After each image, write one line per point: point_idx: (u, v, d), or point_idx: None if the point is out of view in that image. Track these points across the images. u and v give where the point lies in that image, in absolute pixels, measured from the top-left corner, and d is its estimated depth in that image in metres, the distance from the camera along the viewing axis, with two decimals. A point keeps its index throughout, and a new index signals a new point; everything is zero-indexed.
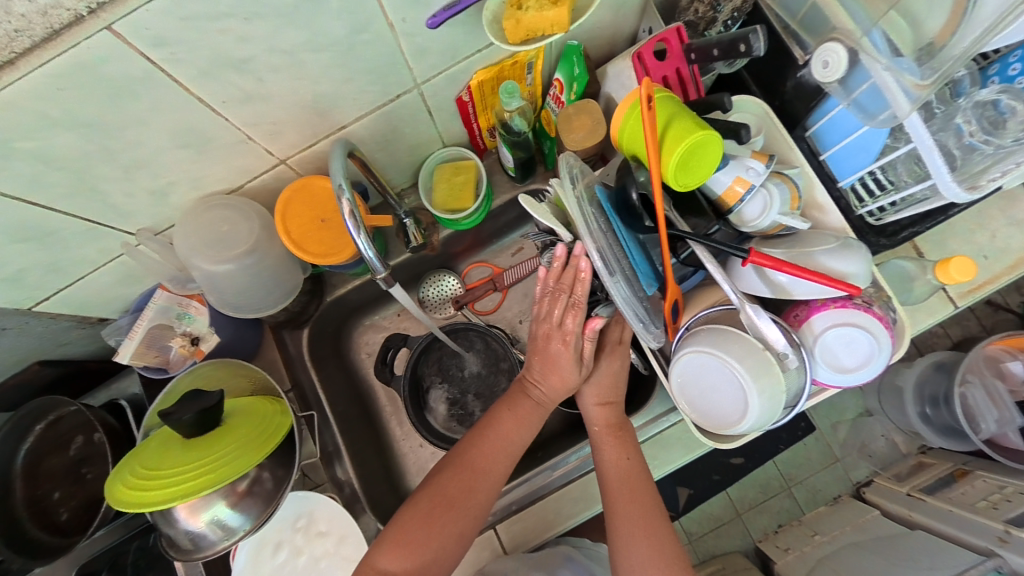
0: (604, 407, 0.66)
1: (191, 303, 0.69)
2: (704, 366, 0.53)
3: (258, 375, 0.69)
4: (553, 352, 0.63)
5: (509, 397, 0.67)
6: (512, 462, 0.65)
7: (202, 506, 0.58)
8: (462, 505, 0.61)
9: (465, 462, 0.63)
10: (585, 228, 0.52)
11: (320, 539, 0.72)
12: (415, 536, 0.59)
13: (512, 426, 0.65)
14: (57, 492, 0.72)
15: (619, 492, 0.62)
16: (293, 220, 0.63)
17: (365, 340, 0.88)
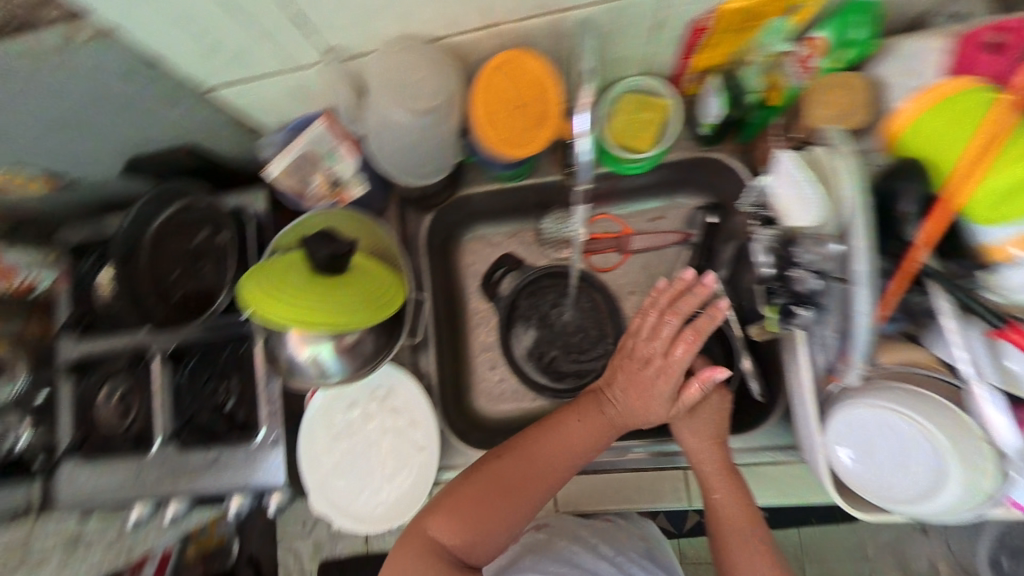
0: (710, 431, 0.64)
1: (342, 145, 0.68)
2: (891, 425, 0.53)
3: (383, 239, 0.69)
4: (639, 377, 0.64)
5: (581, 411, 0.65)
6: (569, 472, 0.64)
7: (311, 340, 0.60)
8: (507, 510, 0.61)
9: (526, 454, 0.63)
10: (863, 222, 0.46)
11: (393, 416, 0.74)
12: (468, 512, 0.60)
13: (580, 436, 0.64)
14: (174, 272, 0.80)
15: (723, 515, 0.61)
16: (488, 98, 0.58)
17: (472, 249, 0.85)
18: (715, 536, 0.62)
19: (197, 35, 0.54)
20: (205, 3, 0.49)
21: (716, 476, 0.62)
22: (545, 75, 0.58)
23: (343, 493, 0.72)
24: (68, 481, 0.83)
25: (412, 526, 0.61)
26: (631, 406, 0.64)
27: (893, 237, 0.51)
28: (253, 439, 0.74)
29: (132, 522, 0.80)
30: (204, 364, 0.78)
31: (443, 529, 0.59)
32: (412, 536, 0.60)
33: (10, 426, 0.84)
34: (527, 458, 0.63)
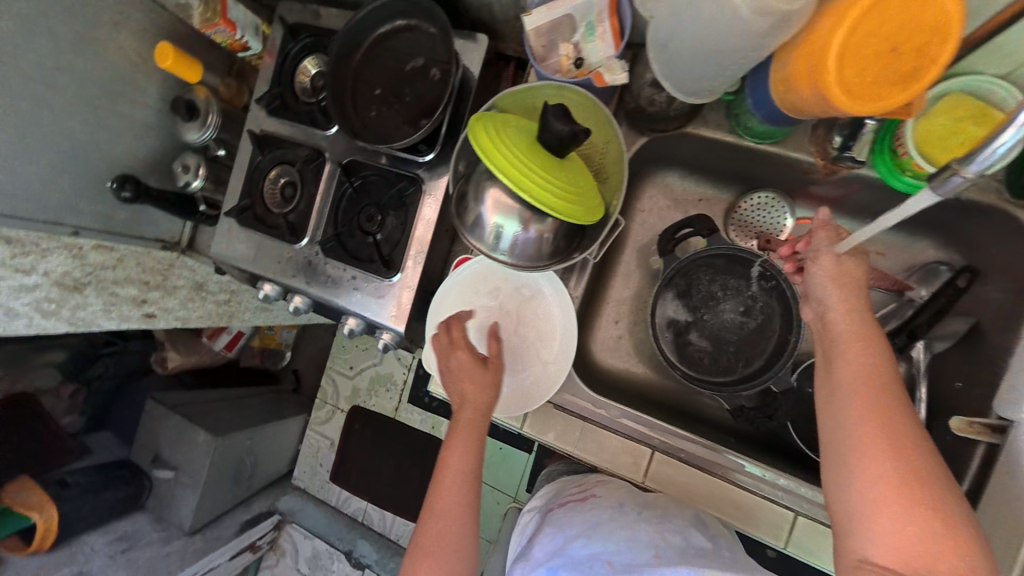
0: (849, 345, 0.50)
1: (605, 23, 0.60)
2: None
3: (610, 140, 0.64)
4: (478, 395, 0.69)
5: (453, 440, 0.69)
6: (473, 484, 0.68)
7: (504, 211, 0.58)
8: (446, 540, 0.64)
9: (434, 509, 0.66)
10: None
11: (535, 318, 0.74)
12: (431, 566, 0.62)
13: (455, 466, 0.68)
14: (376, 90, 0.79)
15: (887, 459, 0.44)
16: (865, 27, 0.41)
17: (650, 196, 0.82)
18: (853, 482, 0.45)
19: None
20: None
21: (864, 404, 0.47)
22: (959, 23, 0.39)
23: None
24: (221, 237, 0.90)
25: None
26: (472, 408, 0.69)
27: None
28: (387, 277, 0.77)
29: (260, 296, 0.88)
30: (366, 190, 0.82)
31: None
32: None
33: (190, 166, 0.95)
34: (438, 497, 0.67)
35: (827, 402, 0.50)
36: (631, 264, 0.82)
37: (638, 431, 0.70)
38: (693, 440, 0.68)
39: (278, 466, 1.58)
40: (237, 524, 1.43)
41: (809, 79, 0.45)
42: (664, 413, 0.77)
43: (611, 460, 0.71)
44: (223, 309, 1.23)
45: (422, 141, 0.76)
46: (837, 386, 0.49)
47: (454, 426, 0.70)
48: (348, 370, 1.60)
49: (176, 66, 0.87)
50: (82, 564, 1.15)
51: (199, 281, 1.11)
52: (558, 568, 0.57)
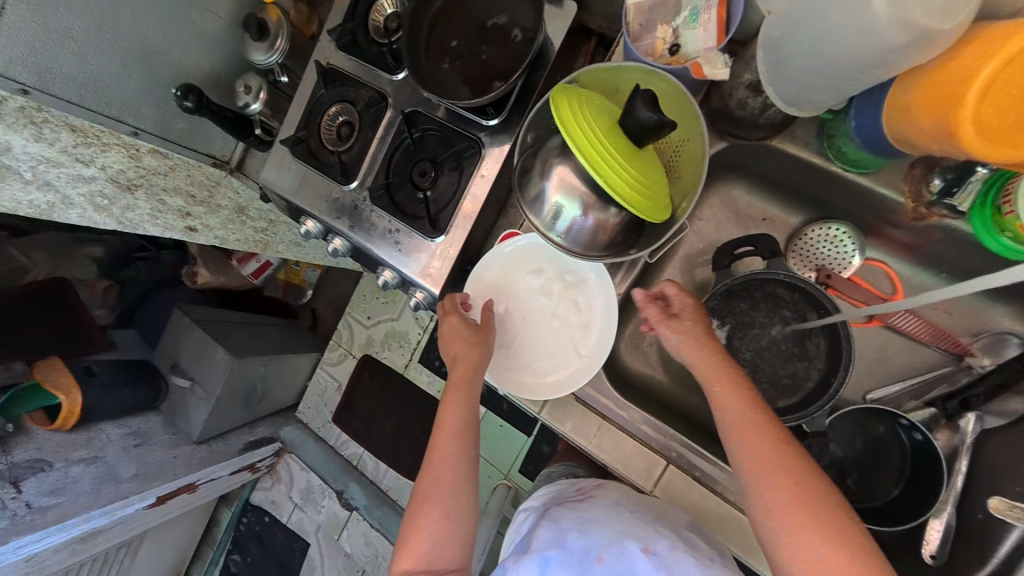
0: (732, 402, 0.56)
1: (711, 11, 0.56)
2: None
3: (691, 139, 0.60)
4: (472, 355, 0.72)
5: (449, 397, 0.72)
6: (467, 438, 0.71)
7: (568, 191, 0.56)
8: (446, 490, 0.67)
9: (433, 461, 0.69)
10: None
11: (575, 307, 0.73)
12: (433, 514, 0.66)
13: (449, 421, 0.71)
14: (453, 42, 0.76)
15: (780, 497, 0.51)
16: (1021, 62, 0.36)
17: (711, 205, 0.78)
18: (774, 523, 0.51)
19: None
20: None
21: (746, 448, 0.54)
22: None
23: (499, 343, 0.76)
24: (271, 165, 0.90)
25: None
26: (461, 363, 0.72)
27: None
28: (430, 236, 0.76)
29: (302, 232, 0.89)
30: (424, 144, 0.80)
31: (424, 535, 0.65)
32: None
33: (251, 87, 0.93)
34: (435, 451, 0.70)
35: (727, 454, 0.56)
36: (678, 271, 0.80)
37: (656, 438, 0.69)
38: (712, 461, 0.67)
39: (286, 397, 1.64)
40: (240, 443, 1.49)
41: (938, 107, 0.41)
42: (684, 427, 0.75)
43: (624, 464, 0.71)
44: (259, 237, 1.25)
45: (490, 104, 0.73)
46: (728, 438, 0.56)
47: (448, 385, 0.73)
48: (365, 319, 1.63)
49: None
50: (97, 450, 1.22)
51: (242, 205, 1.13)
52: (552, 559, 0.59)
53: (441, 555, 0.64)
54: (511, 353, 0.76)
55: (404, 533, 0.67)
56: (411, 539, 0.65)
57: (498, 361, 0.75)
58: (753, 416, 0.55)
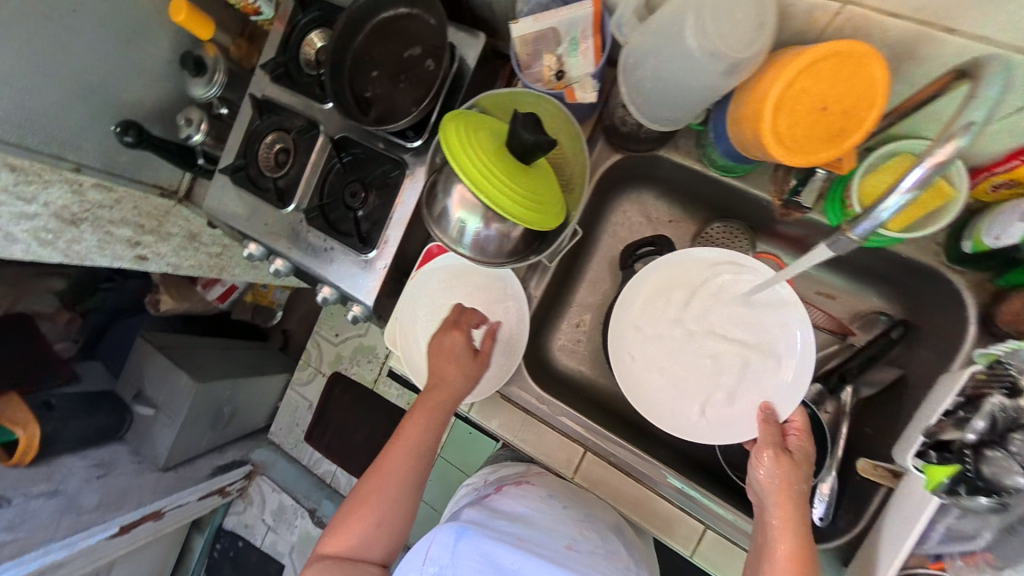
0: (784, 547, 0.57)
1: (588, 42, 0.63)
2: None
3: (578, 154, 0.68)
4: (450, 385, 0.71)
5: (417, 413, 0.72)
6: (423, 461, 0.72)
7: (467, 207, 0.61)
8: (387, 500, 0.69)
9: (381, 472, 0.71)
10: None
11: (700, 311, 0.73)
12: (364, 514, 0.69)
13: (409, 443, 0.71)
14: (374, 72, 0.82)
15: None
16: (798, 82, 0.45)
17: (624, 211, 0.85)
18: None
19: None
20: None
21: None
22: (885, 85, 0.42)
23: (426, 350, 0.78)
24: (213, 194, 0.95)
25: (313, 559, 0.68)
26: (438, 387, 0.71)
27: None
28: (362, 252, 0.81)
29: (245, 254, 0.93)
30: (355, 166, 0.85)
31: (353, 529, 0.68)
32: (317, 566, 0.67)
33: (193, 119, 0.98)
34: (388, 466, 0.71)
35: None
36: (599, 272, 0.86)
37: (576, 430, 0.73)
38: (624, 445, 0.72)
39: (256, 418, 1.65)
40: (208, 468, 1.50)
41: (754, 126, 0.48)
42: (608, 417, 0.81)
43: (549, 455, 0.74)
44: (214, 262, 1.28)
45: (411, 128, 0.80)
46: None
47: (419, 401, 0.73)
48: (333, 336, 1.65)
49: (188, 21, 0.91)
50: (57, 483, 1.22)
51: (193, 232, 1.16)
52: (470, 531, 0.62)
53: (366, 550, 0.68)
54: None
55: (336, 518, 0.71)
56: (343, 530, 0.69)
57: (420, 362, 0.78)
58: (795, 562, 0.55)
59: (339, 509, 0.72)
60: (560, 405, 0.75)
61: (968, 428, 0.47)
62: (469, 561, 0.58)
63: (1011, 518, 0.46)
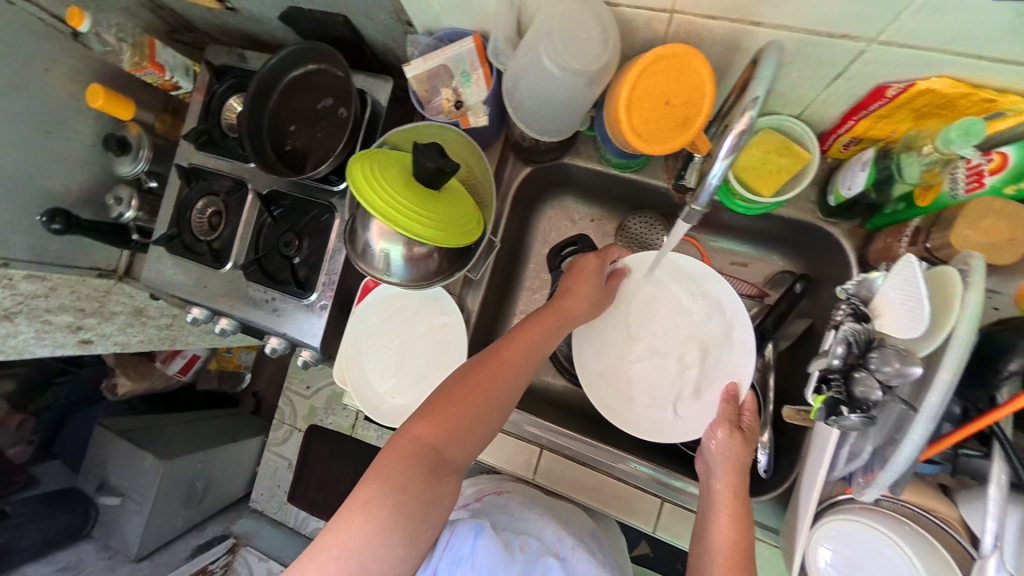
0: (725, 506, 0.60)
1: (478, 70, 0.68)
2: (878, 554, 0.47)
3: (484, 173, 0.74)
4: (559, 303, 0.69)
5: (529, 322, 0.67)
6: (538, 365, 0.66)
7: (387, 238, 0.65)
8: (489, 405, 0.62)
9: (515, 351, 0.64)
10: (961, 366, 0.38)
11: (682, 300, 0.74)
12: (472, 402, 0.61)
13: (540, 335, 0.66)
14: (292, 127, 0.87)
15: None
16: (642, 85, 0.52)
17: (549, 217, 0.91)
18: None
19: None
20: None
21: (725, 532, 0.58)
22: (711, 84, 0.50)
23: (378, 387, 0.83)
24: (152, 266, 0.97)
25: (401, 431, 0.62)
26: (546, 315, 0.68)
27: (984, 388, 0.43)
28: (303, 297, 0.83)
29: (189, 319, 0.94)
30: (287, 218, 0.88)
31: (456, 412, 0.61)
32: (401, 447, 0.60)
33: (122, 198, 1.01)
34: (523, 353, 0.64)
35: (704, 528, 0.60)
36: (536, 279, 0.91)
37: (530, 432, 0.77)
38: (577, 438, 0.76)
39: (234, 488, 1.58)
40: (185, 550, 1.39)
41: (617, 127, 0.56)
42: (566, 415, 0.84)
43: (507, 460, 0.76)
44: (165, 334, 1.26)
45: (334, 173, 0.84)
46: (706, 529, 0.60)
47: (537, 312, 0.69)
48: (304, 389, 1.61)
49: (107, 105, 0.94)
50: None
51: (139, 306, 1.15)
52: (483, 529, 0.63)
53: (449, 454, 0.61)
54: (400, 396, 0.83)
55: (432, 401, 0.63)
56: (443, 410, 0.61)
57: (371, 390, 0.83)
58: (733, 519, 0.59)
59: (436, 390, 0.64)
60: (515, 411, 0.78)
61: (830, 354, 0.45)
62: (486, 557, 0.60)
63: (883, 431, 0.43)
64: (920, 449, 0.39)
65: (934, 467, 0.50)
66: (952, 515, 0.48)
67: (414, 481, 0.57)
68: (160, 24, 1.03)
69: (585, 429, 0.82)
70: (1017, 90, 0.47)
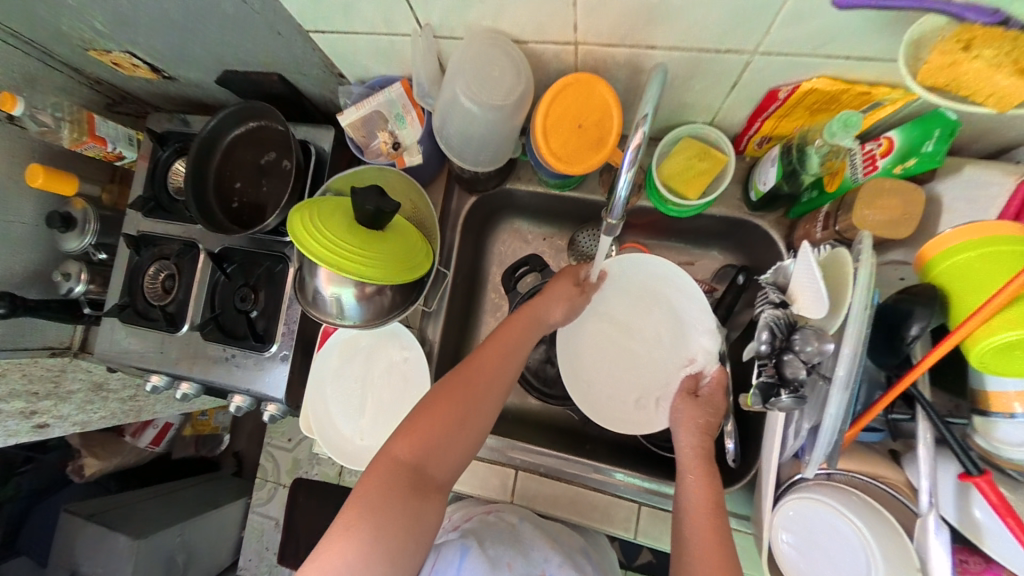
0: (693, 462, 0.59)
1: (411, 112, 0.71)
2: (834, 530, 0.47)
3: (429, 209, 0.77)
4: (532, 303, 0.71)
5: (503, 326, 0.69)
6: (516, 369, 0.68)
7: (337, 281, 0.66)
8: (469, 415, 0.63)
9: (489, 361, 0.66)
10: (865, 335, 0.42)
11: (654, 303, 0.76)
12: (450, 414, 0.62)
13: (515, 341, 0.67)
14: (238, 184, 0.88)
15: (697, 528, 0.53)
16: (557, 110, 0.58)
17: (502, 240, 0.93)
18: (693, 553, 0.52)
19: None
20: None
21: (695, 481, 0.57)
22: (616, 107, 0.57)
23: (345, 430, 0.82)
24: (106, 336, 0.95)
25: (380, 451, 0.62)
26: (518, 317, 0.70)
27: (893, 357, 0.46)
28: (263, 350, 0.83)
29: (148, 388, 0.92)
30: (241, 271, 0.89)
31: (435, 426, 0.61)
32: (381, 467, 0.59)
33: (71, 273, 0.99)
34: (501, 361, 0.66)
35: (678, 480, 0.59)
36: (497, 301, 0.93)
37: (503, 453, 0.77)
38: (549, 454, 0.77)
39: (219, 557, 1.51)
40: None
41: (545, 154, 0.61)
42: (540, 431, 0.84)
43: (481, 486, 0.77)
44: (129, 405, 1.22)
45: (283, 223, 0.85)
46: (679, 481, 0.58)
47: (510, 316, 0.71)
48: (285, 442, 1.56)
49: (48, 182, 0.94)
50: None
51: (99, 380, 1.11)
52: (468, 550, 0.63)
53: (431, 468, 0.61)
54: (368, 437, 0.82)
55: (411, 418, 0.63)
56: (421, 426, 0.61)
57: (338, 435, 0.81)
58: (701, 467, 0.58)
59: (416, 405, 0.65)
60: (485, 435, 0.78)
61: (758, 341, 0.48)
62: None
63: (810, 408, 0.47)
64: (841, 421, 0.44)
65: (878, 434, 0.53)
66: (895, 478, 0.50)
67: (398, 498, 0.57)
68: (100, 99, 1.04)
69: (559, 443, 0.82)
70: (886, 82, 0.51)
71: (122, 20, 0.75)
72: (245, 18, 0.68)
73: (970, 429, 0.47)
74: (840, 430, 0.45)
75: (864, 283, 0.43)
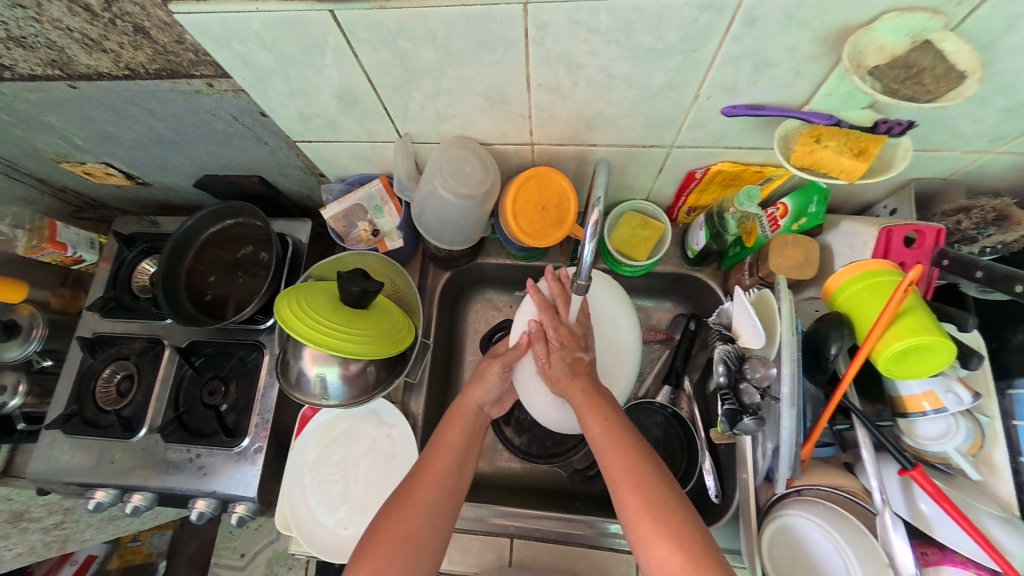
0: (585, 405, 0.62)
1: (388, 203, 0.80)
2: (811, 539, 0.54)
3: (408, 287, 0.82)
4: (464, 395, 0.71)
5: (446, 423, 0.69)
6: (466, 470, 0.66)
7: (322, 361, 0.68)
8: (417, 530, 0.60)
9: (432, 469, 0.64)
10: (797, 358, 0.52)
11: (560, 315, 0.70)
12: (397, 534, 0.59)
13: (459, 439, 0.67)
14: (211, 277, 0.89)
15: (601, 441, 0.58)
16: (523, 195, 0.70)
17: (474, 309, 0.99)
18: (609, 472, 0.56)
19: (298, 109, 0.65)
20: (307, 92, 0.61)
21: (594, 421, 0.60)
22: (572, 190, 0.69)
23: (327, 520, 0.78)
24: (42, 452, 0.85)
25: None
26: (461, 408, 0.70)
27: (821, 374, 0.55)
28: (233, 446, 0.79)
29: (90, 507, 0.82)
30: (209, 365, 0.87)
31: (381, 555, 0.57)
32: None
33: (6, 385, 0.91)
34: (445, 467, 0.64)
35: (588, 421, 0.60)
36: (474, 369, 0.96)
37: (496, 524, 0.76)
38: (543, 517, 0.76)
39: None
40: None
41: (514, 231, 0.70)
42: (529, 496, 0.84)
43: (476, 562, 0.75)
44: (55, 536, 1.05)
45: (258, 312, 0.86)
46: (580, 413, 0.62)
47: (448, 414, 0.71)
48: (238, 559, 1.37)
49: None
50: None
51: (18, 509, 0.96)
52: None
53: None
54: (354, 525, 0.78)
55: (363, 546, 0.59)
56: (373, 553, 0.57)
57: (319, 529, 0.77)
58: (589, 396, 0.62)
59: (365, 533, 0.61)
60: (476, 507, 0.77)
61: (716, 373, 0.56)
62: None
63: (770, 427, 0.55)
64: (795, 434, 0.52)
65: (830, 448, 0.63)
66: (849, 485, 0.57)
67: None
68: (64, 207, 1.05)
69: (551, 505, 0.82)
70: (772, 163, 0.66)
71: (108, 137, 0.80)
72: (235, 132, 0.75)
73: (900, 431, 0.57)
74: (796, 444, 0.52)
75: (789, 313, 0.53)
